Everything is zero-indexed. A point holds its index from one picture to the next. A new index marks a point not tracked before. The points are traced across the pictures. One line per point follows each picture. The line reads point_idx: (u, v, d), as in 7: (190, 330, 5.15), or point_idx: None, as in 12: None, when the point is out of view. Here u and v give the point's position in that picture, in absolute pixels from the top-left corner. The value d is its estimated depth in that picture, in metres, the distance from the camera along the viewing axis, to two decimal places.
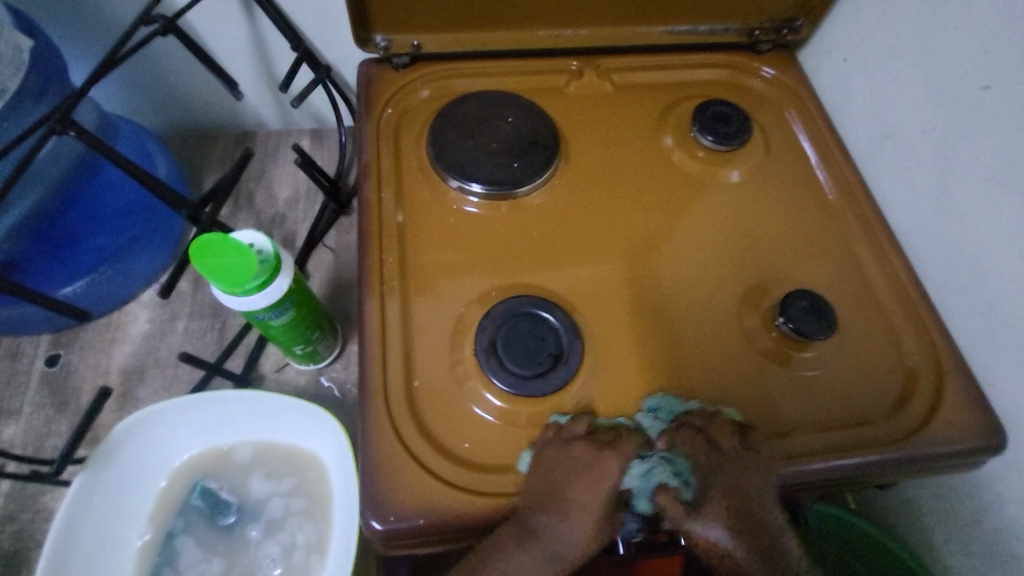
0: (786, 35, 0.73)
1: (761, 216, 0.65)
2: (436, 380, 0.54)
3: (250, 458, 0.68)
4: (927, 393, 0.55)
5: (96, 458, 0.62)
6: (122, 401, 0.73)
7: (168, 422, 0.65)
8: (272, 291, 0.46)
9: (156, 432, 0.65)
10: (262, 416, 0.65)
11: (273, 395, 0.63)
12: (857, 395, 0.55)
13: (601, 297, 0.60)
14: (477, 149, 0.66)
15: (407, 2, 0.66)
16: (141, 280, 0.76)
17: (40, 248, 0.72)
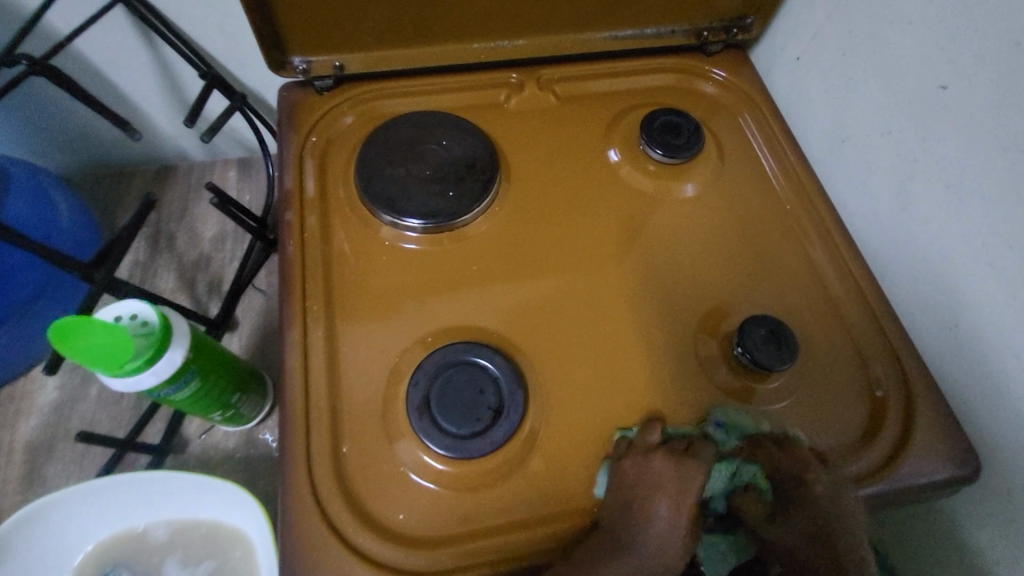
0: (736, 35, 0.69)
1: (717, 233, 0.61)
2: (364, 442, 0.49)
3: (165, 542, 0.63)
4: (897, 421, 0.52)
5: None
6: (27, 479, 0.74)
7: (70, 509, 0.61)
8: (160, 368, 0.43)
9: (56, 522, 0.61)
10: (177, 496, 0.62)
11: (181, 473, 0.59)
12: (824, 427, 0.51)
13: (548, 334, 0.55)
14: (408, 178, 0.60)
15: (322, 20, 0.60)
16: (46, 342, 0.80)
17: None
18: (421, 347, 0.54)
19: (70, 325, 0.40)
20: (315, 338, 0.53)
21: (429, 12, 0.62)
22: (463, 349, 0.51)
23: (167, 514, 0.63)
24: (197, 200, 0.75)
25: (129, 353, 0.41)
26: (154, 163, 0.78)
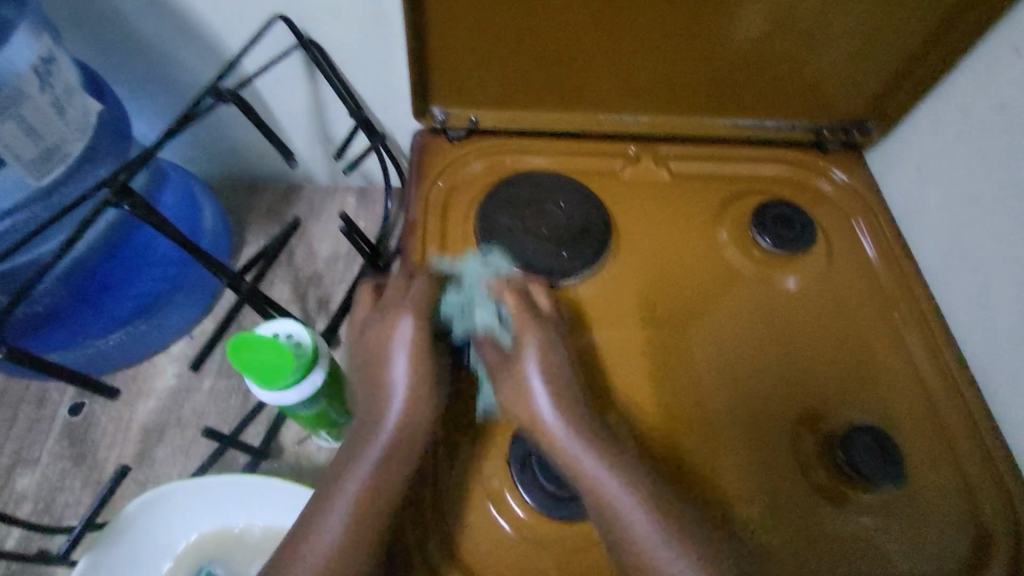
0: (855, 137, 0.71)
1: (822, 332, 0.61)
2: (462, 483, 0.51)
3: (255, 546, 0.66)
4: (1002, 564, 0.50)
5: (102, 539, 0.62)
6: (139, 460, 0.74)
7: (179, 502, 0.65)
8: (302, 388, 0.47)
9: (165, 514, 0.65)
10: (269, 503, 0.65)
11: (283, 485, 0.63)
12: (920, 553, 0.50)
13: (645, 404, 0.56)
14: (527, 233, 0.63)
15: (469, 80, 0.66)
16: (168, 336, 0.78)
17: (75, 297, 0.73)
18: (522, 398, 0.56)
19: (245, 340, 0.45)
20: None
21: (565, 83, 0.67)
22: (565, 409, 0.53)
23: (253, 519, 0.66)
24: (317, 221, 0.79)
25: (288, 371, 0.46)
26: (285, 180, 0.81)
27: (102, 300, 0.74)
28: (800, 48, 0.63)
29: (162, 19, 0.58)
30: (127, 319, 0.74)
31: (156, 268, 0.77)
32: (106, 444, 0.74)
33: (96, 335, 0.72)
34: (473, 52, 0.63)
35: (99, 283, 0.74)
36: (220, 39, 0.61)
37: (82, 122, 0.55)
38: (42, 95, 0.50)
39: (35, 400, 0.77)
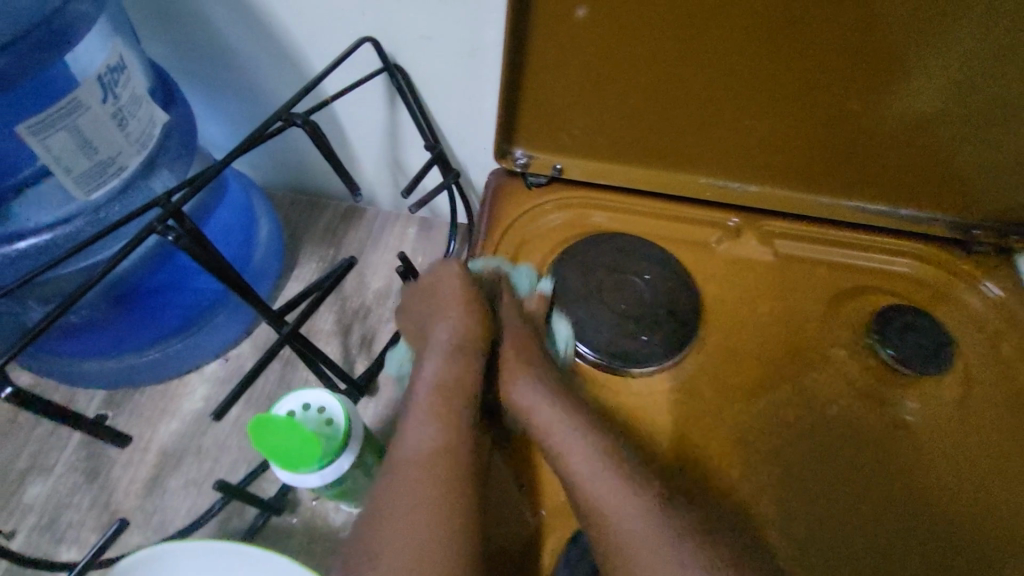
0: (1014, 242, 0.58)
1: (958, 491, 0.50)
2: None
3: None
4: None
5: None
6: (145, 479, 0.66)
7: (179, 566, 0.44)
8: (327, 474, 0.37)
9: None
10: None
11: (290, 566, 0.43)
12: None
13: (750, 526, 0.48)
14: (601, 308, 0.55)
15: (559, 124, 0.59)
16: (241, 370, 0.62)
17: (116, 317, 0.57)
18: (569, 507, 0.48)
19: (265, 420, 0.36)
20: None
21: (667, 138, 0.59)
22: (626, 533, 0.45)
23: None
24: (374, 248, 0.74)
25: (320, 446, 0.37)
26: (348, 201, 0.77)
27: (146, 318, 0.58)
28: (959, 137, 0.53)
29: (249, 29, 0.55)
30: (145, 343, 0.59)
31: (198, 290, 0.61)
32: (32, 474, 0.56)
33: (93, 355, 0.58)
34: (569, 96, 0.57)
35: (150, 299, 0.58)
36: (305, 55, 0.57)
37: (140, 137, 0.45)
38: (103, 106, 0.40)
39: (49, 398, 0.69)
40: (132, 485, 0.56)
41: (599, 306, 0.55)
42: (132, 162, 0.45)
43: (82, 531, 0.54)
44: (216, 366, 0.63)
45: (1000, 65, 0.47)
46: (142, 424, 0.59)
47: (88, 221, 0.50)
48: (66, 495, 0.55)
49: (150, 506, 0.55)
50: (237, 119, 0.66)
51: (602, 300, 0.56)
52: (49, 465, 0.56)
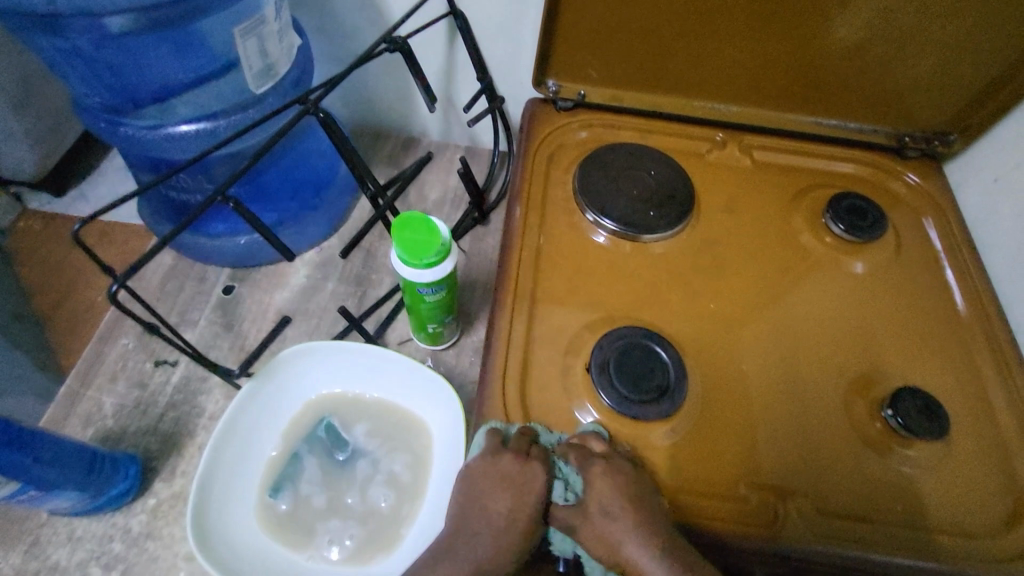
0: (937, 146, 0.76)
1: (888, 317, 0.67)
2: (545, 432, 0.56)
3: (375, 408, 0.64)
4: None
5: (266, 370, 0.60)
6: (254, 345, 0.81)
7: (320, 359, 0.62)
8: (439, 269, 0.54)
9: (311, 366, 0.63)
10: (388, 375, 0.63)
11: (397, 358, 0.61)
12: (968, 483, 0.56)
13: (736, 341, 0.64)
14: (619, 193, 0.72)
15: (583, 58, 0.76)
16: (334, 253, 0.79)
17: (249, 193, 0.76)
18: (588, 335, 0.63)
19: (405, 221, 0.53)
20: (523, 294, 0.66)
21: (667, 68, 0.76)
22: (644, 340, 0.61)
23: (396, 407, 0.64)
24: (430, 170, 0.91)
25: (437, 243, 0.53)
26: (406, 134, 0.94)
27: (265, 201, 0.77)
28: (886, 58, 0.70)
29: None
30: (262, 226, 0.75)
31: (305, 186, 0.79)
32: (185, 324, 0.73)
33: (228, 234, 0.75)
34: (594, 34, 0.73)
35: (269, 184, 0.77)
36: (387, 3, 0.74)
37: (287, 51, 0.64)
38: (274, 22, 0.59)
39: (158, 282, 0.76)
40: (259, 333, 0.73)
41: (616, 195, 0.72)
42: (281, 69, 0.64)
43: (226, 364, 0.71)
44: (314, 254, 0.79)
45: (911, 0, 0.65)
46: (261, 293, 0.76)
47: (256, 111, 0.68)
48: (211, 339, 0.72)
49: (274, 349, 0.72)
50: (323, 60, 0.81)
51: (619, 191, 0.73)
52: (194, 319, 0.73)
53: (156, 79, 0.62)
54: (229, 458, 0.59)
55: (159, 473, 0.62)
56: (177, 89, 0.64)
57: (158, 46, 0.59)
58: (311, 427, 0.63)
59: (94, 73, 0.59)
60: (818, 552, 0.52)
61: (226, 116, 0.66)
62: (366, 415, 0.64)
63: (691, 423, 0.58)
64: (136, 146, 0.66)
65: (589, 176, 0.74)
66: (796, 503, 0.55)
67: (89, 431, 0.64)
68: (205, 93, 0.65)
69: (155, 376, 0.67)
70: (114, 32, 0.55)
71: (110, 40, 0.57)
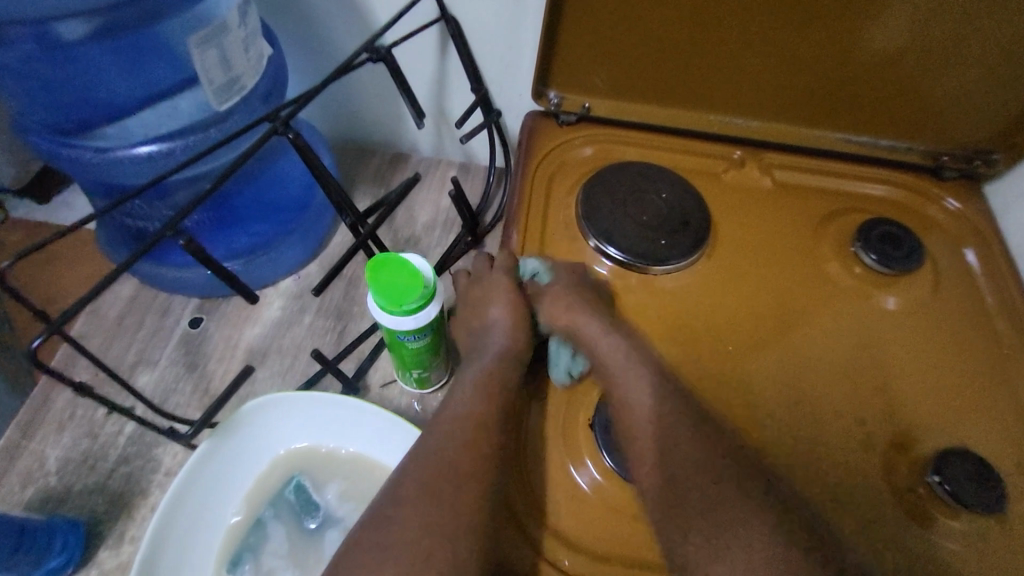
0: (979, 167, 0.69)
1: (929, 362, 0.59)
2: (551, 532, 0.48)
3: (351, 469, 0.59)
4: None
5: (227, 424, 0.56)
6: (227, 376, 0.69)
7: (289, 412, 0.58)
8: (420, 316, 0.47)
9: (280, 419, 0.59)
10: (363, 430, 0.58)
11: (371, 410, 0.57)
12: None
13: (758, 391, 0.57)
14: (627, 219, 0.65)
15: (588, 69, 0.69)
16: (312, 281, 0.72)
17: (212, 220, 0.68)
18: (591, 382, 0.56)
19: (381, 261, 0.46)
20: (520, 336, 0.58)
21: (681, 79, 0.69)
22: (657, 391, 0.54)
23: (374, 467, 0.58)
24: (420, 187, 0.84)
25: (417, 289, 0.46)
26: (395, 148, 0.87)
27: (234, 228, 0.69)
28: (926, 70, 0.63)
29: None
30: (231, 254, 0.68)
31: (279, 208, 0.72)
32: (144, 363, 0.66)
33: (193, 266, 0.67)
34: (599, 42, 0.66)
35: (236, 208, 0.69)
36: (372, 8, 0.67)
37: (256, 62, 0.56)
38: (237, 30, 0.52)
39: (117, 315, 0.69)
40: (226, 374, 0.66)
41: (624, 221, 0.65)
42: (248, 83, 0.56)
43: (188, 410, 0.63)
44: (290, 283, 0.72)
45: (959, 4, 0.58)
46: (230, 328, 0.68)
47: (219, 130, 0.60)
48: (173, 381, 0.65)
49: (243, 392, 0.65)
50: (303, 70, 0.74)
51: (628, 216, 0.65)
52: (154, 359, 0.66)
53: (114, 95, 0.56)
54: (184, 523, 0.55)
55: (105, 541, 0.57)
56: (130, 105, 0.57)
57: (115, 57, 0.54)
58: (279, 489, 0.58)
59: (41, 91, 0.53)
60: None
61: (184, 136, 0.59)
62: (340, 476, 0.59)
63: None
64: (83, 170, 0.59)
65: (592, 200, 0.66)
66: None
67: (29, 491, 0.59)
68: (161, 111, 0.58)
69: (106, 426, 0.62)
70: (68, 41, 0.50)
71: (63, 52, 0.51)
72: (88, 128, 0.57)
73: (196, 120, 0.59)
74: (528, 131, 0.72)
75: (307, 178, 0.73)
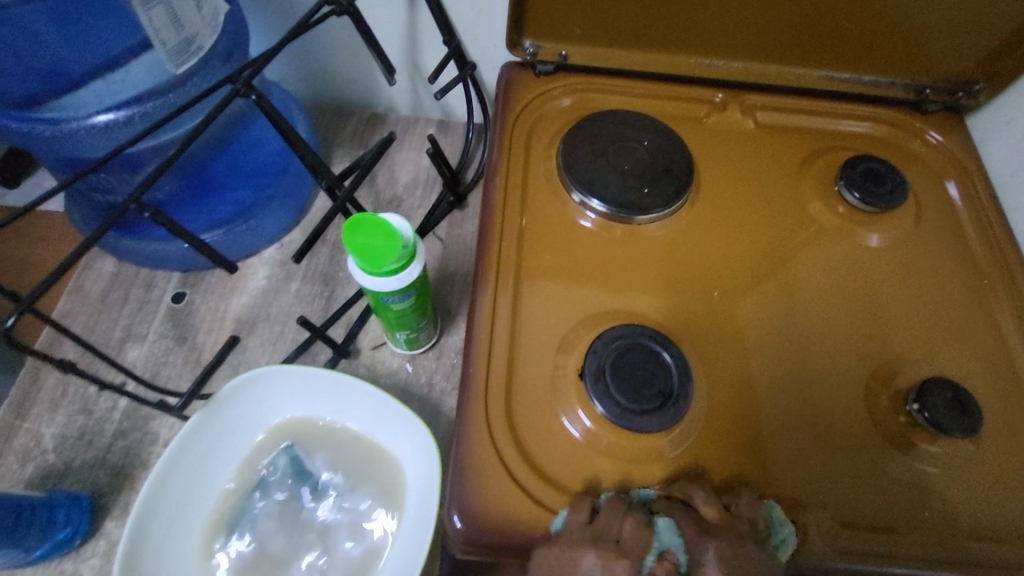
0: (961, 98, 0.68)
1: (910, 297, 0.60)
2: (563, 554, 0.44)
3: (340, 444, 0.60)
4: None
5: (213, 403, 0.56)
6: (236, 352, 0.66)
7: (278, 388, 0.59)
8: (402, 276, 0.47)
9: (267, 395, 0.59)
10: (351, 405, 0.59)
11: (360, 385, 0.57)
12: (994, 482, 0.51)
13: (742, 333, 0.58)
14: (608, 169, 0.64)
15: (562, 14, 0.66)
16: (295, 249, 0.71)
17: (186, 190, 0.68)
18: (579, 334, 0.56)
19: (357, 223, 0.46)
20: (506, 291, 0.58)
21: (659, 21, 0.67)
22: (644, 338, 0.54)
23: (369, 441, 0.60)
24: (399, 147, 0.82)
25: (395, 250, 0.45)
26: (371, 109, 0.84)
27: (211, 198, 0.68)
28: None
29: None
30: (209, 225, 0.67)
31: (254, 175, 0.71)
32: (131, 338, 0.65)
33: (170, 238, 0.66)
34: None
35: (207, 175, 0.70)
36: None
37: (210, 21, 0.54)
38: None
39: (99, 292, 0.68)
40: (216, 344, 0.66)
41: (606, 172, 0.64)
42: (207, 44, 0.54)
43: (180, 382, 0.64)
44: (273, 251, 0.71)
45: None
46: (216, 299, 0.68)
47: (178, 96, 0.58)
48: (163, 355, 0.65)
49: (235, 362, 0.65)
50: (267, 30, 0.71)
51: (612, 167, 0.64)
52: (142, 333, 0.66)
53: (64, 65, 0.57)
54: (176, 490, 0.57)
55: (111, 512, 0.58)
56: (82, 76, 0.60)
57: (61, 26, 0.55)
58: (270, 464, 0.60)
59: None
60: (840, 567, 0.48)
61: (143, 103, 0.57)
62: (328, 450, 0.60)
63: (695, 429, 0.53)
64: (41, 146, 0.57)
65: (574, 153, 0.65)
66: (809, 512, 0.50)
67: (29, 469, 0.60)
68: (114, 78, 0.61)
69: (100, 402, 0.63)
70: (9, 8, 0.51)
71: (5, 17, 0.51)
72: (44, 101, 0.58)
73: (149, 81, 0.60)
74: (506, 84, 0.70)
75: (281, 143, 0.71)
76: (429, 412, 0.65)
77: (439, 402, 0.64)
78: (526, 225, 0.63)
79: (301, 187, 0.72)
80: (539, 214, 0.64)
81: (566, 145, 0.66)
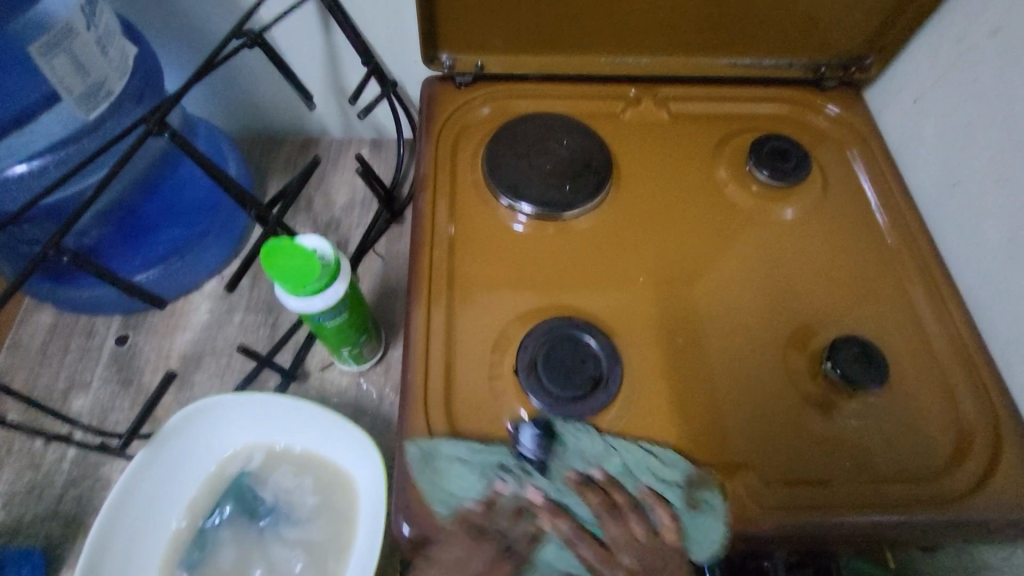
0: (854, 72, 0.73)
1: (821, 262, 0.64)
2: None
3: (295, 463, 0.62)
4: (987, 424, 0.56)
5: (157, 439, 0.57)
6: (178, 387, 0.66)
7: (225, 416, 0.60)
8: (328, 295, 0.49)
9: (215, 424, 0.60)
10: (299, 424, 0.60)
11: (303, 406, 0.58)
12: (906, 426, 0.55)
13: (669, 314, 0.61)
14: (531, 170, 0.67)
15: (473, 26, 0.69)
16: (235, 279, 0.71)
17: (119, 236, 0.69)
18: (513, 333, 0.59)
19: (276, 247, 0.47)
20: (440, 299, 0.60)
21: (566, 25, 0.70)
22: (574, 330, 0.57)
23: (323, 459, 0.61)
24: (334, 170, 0.83)
25: (315, 271, 0.47)
26: (302, 134, 0.86)
27: (144, 239, 0.69)
28: None
29: None
30: (145, 265, 0.67)
31: (186, 212, 0.71)
32: (75, 387, 0.65)
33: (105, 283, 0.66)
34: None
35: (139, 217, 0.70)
36: None
37: (118, 65, 0.55)
38: (88, 32, 0.51)
39: (38, 344, 0.68)
40: None
41: (529, 174, 0.66)
42: (117, 87, 0.55)
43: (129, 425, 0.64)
44: (214, 285, 0.71)
45: None
46: (159, 338, 0.68)
47: (93, 139, 0.63)
48: (110, 399, 0.65)
49: (184, 398, 0.66)
50: (185, 66, 0.72)
51: (535, 169, 0.67)
52: (86, 381, 0.66)
53: None
54: (130, 525, 0.58)
55: (68, 561, 0.58)
56: None
57: None
58: (227, 488, 0.62)
59: None
60: (769, 523, 0.51)
61: (56, 152, 0.61)
62: (284, 471, 0.62)
63: (630, 409, 0.55)
64: None
65: (497, 159, 0.67)
66: (742, 476, 0.53)
67: None
68: (23, 132, 0.60)
69: (47, 453, 0.63)
70: None
71: None
72: None
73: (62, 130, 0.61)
74: (427, 98, 0.72)
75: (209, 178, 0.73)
76: (382, 425, 0.66)
77: (390, 414, 0.66)
78: (457, 232, 0.65)
79: (236, 217, 0.73)
80: (468, 221, 0.66)
81: (489, 152, 0.68)
